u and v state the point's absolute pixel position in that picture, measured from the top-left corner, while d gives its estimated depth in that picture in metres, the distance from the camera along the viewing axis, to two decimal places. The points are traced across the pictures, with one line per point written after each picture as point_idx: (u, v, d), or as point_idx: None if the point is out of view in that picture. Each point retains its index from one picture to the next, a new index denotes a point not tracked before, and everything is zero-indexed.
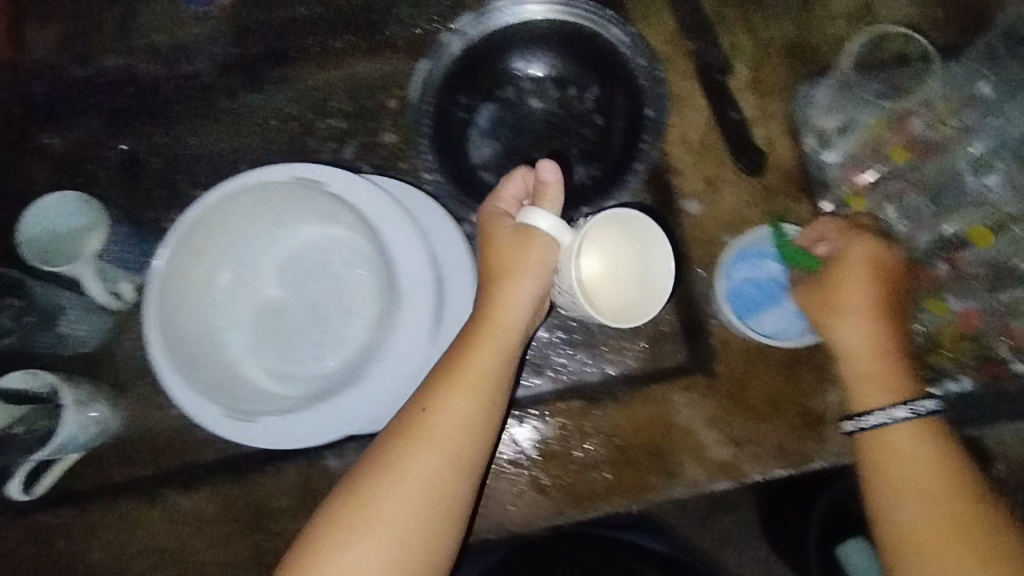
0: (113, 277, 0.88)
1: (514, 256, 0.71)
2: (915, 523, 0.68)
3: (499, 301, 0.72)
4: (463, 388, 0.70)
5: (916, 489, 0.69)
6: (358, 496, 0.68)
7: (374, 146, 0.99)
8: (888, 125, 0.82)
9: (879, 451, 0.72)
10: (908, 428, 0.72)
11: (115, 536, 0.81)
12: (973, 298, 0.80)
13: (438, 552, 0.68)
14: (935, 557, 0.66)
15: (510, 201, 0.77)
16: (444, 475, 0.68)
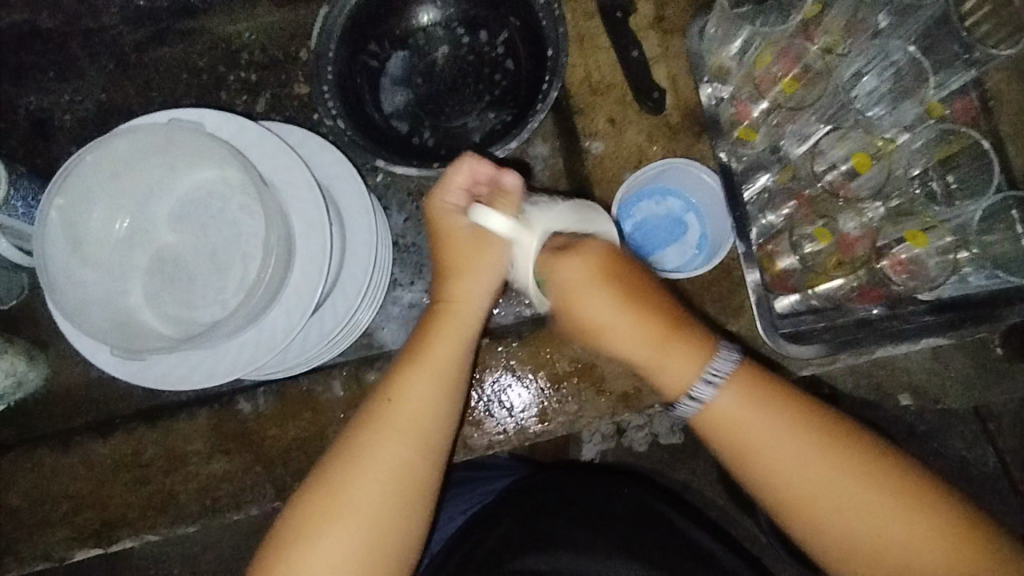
0: (20, 234, 0.85)
1: (475, 250, 0.65)
2: (768, 457, 0.63)
3: (462, 288, 0.67)
4: (427, 372, 0.66)
5: (757, 445, 0.63)
6: (322, 494, 0.62)
7: (283, 97, 0.98)
8: (774, 52, 0.80)
9: (717, 430, 0.65)
10: (718, 396, 0.64)
11: (33, 484, 0.83)
12: (856, 222, 0.79)
13: (403, 545, 0.63)
14: (810, 483, 0.62)
15: (458, 194, 0.66)
16: (409, 460, 0.63)
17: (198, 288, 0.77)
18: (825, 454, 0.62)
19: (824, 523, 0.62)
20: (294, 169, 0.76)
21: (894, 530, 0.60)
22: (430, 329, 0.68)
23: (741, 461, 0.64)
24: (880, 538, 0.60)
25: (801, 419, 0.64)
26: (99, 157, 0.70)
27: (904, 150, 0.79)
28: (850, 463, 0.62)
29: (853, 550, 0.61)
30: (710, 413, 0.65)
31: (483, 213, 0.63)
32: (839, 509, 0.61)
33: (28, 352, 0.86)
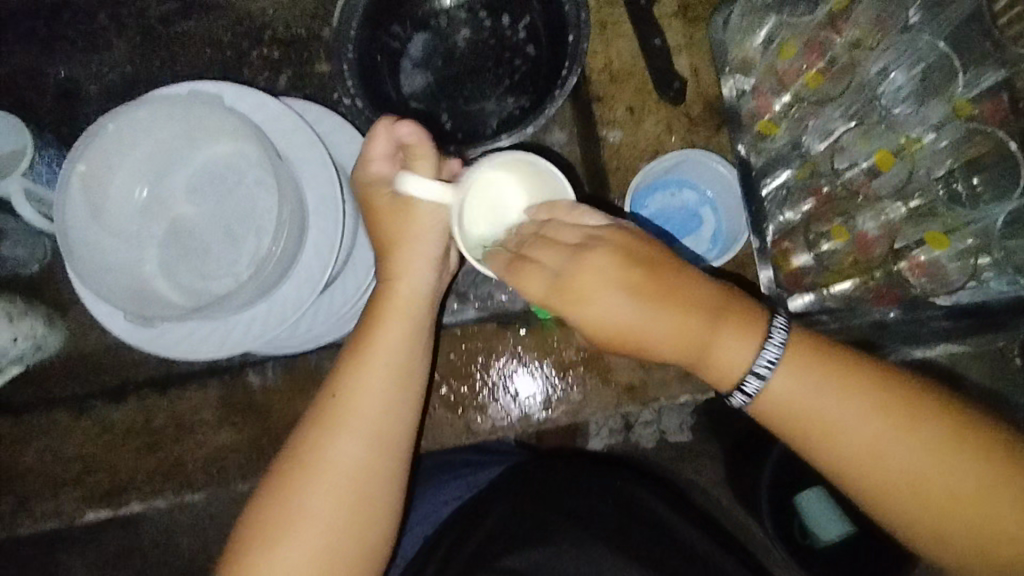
0: (44, 201, 0.86)
1: (406, 231, 0.65)
2: (834, 426, 0.60)
3: (400, 273, 0.67)
4: (378, 364, 0.65)
5: (823, 420, 0.60)
6: (282, 492, 0.63)
7: (304, 75, 0.98)
8: (798, 45, 0.80)
9: (775, 409, 0.62)
10: (786, 372, 0.61)
11: (47, 445, 0.85)
12: (875, 222, 0.79)
13: (369, 537, 0.64)
14: (875, 442, 0.60)
15: (381, 161, 0.65)
16: (364, 453, 0.64)
17: (211, 260, 0.78)
18: (870, 405, 0.60)
19: (871, 467, 0.60)
20: (309, 146, 0.77)
21: (957, 474, 0.59)
22: (376, 320, 0.67)
23: (801, 438, 0.62)
24: (931, 480, 0.59)
25: (846, 377, 0.61)
26: (121, 127, 0.71)
27: (928, 149, 0.76)
28: (908, 417, 0.59)
29: (910, 493, 0.59)
30: (769, 399, 0.62)
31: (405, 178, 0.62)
32: (899, 465, 0.59)
33: (47, 315, 0.89)
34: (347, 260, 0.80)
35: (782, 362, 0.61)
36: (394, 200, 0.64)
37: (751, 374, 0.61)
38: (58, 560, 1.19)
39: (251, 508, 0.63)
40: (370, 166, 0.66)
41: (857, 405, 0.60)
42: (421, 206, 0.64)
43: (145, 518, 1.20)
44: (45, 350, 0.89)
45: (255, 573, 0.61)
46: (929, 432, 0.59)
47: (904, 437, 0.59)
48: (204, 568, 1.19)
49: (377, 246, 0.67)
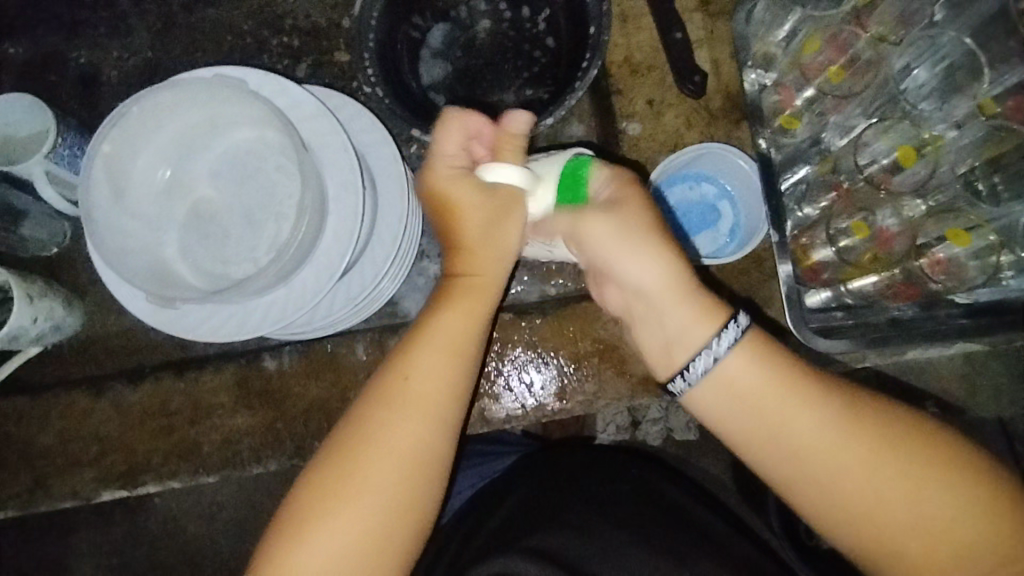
0: (68, 183, 0.87)
1: (489, 220, 0.61)
2: (777, 427, 0.57)
3: (478, 257, 0.63)
4: (443, 349, 0.63)
5: (767, 426, 0.58)
6: (335, 472, 0.61)
7: (323, 65, 0.99)
8: (822, 40, 0.80)
9: (719, 403, 0.59)
10: (729, 358, 0.58)
11: (65, 425, 0.86)
12: (895, 218, 0.80)
13: (417, 526, 0.62)
14: (807, 457, 0.57)
15: (455, 152, 0.62)
16: (425, 438, 0.62)
17: (231, 244, 0.79)
18: (809, 410, 0.57)
19: (792, 478, 0.58)
20: (331, 132, 0.77)
21: (892, 480, 0.55)
22: (444, 302, 0.64)
23: (746, 444, 0.59)
24: (868, 496, 0.55)
25: (799, 382, 0.58)
26: (145, 108, 0.72)
27: (950, 146, 0.76)
28: (864, 432, 0.56)
29: (868, 513, 0.56)
30: (700, 393, 0.60)
31: (495, 170, 0.60)
32: (851, 480, 0.56)
33: (66, 298, 0.88)
34: (367, 246, 0.81)
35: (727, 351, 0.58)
36: (481, 192, 0.61)
37: (700, 355, 0.59)
38: (69, 542, 1.20)
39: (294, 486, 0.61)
40: (449, 160, 0.62)
41: (794, 412, 0.57)
42: (513, 195, 0.60)
43: (155, 502, 1.21)
44: (64, 331, 0.89)
45: (296, 552, 0.59)
46: (880, 450, 0.56)
47: (854, 452, 0.56)
48: (212, 554, 1.20)
49: (451, 230, 0.64)
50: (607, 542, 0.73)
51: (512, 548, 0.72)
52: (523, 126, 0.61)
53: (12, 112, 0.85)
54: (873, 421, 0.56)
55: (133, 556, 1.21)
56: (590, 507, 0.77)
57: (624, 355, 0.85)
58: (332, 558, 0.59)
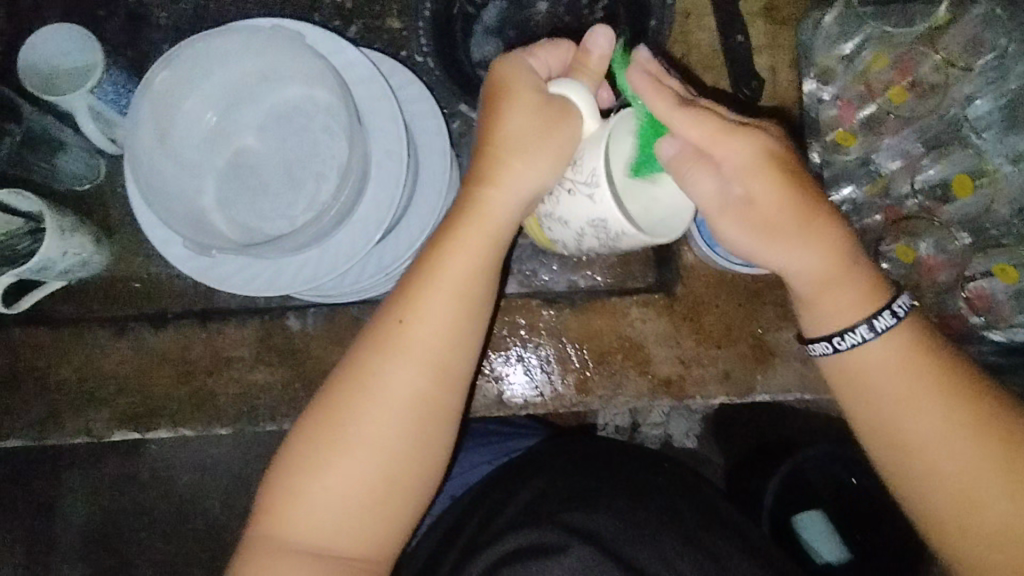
0: (109, 121, 0.86)
1: (532, 137, 0.58)
2: (907, 415, 0.61)
3: (498, 184, 0.61)
4: (448, 285, 0.62)
5: (889, 398, 0.62)
6: (337, 414, 0.62)
7: (372, 28, 0.97)
8: (890, 57, 0.79)
9: (848, 377, 0.63)
10: (880, 343, 0.62)
11: (83, 361, 0.86)
12: (938, 248, 0.78)
13: (419, 470, 0.64)
14: (916, 417, 0.61)
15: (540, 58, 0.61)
16: (425, 384, 0.62)
17: (268, 199, 0.78)
18: (933, 388, 0.61)
19: (900, 431, 0.62)
20: (382, 98, 0.76)
21: (982, 463, 0.60)
22: (451, 237, 0.62)
23: (870, 415, 0.63)
24: (962, 483, 0.60)
25: (931, 376, 0.61)
26: (199, 52, 0.71)
27: (1011, 182, 0.75)
28: (973, 425, 0.60)
29: (938, 478, 0.61)
30: (850, 360, 0.63)
31: (562, 84, 0.58)
32: (946, 469, 0.60)
33: (96, 234, 0.88)
34: (403, 217, 0.80)
35: (886, 334, 0.61)
36: (537, 97, 0.58)
37: (854, 330, 0.61)
38: (63, 478, 1.21)
39: (302, 421, 0.64)
40: (520, 57, 0.62)
41: (917, 375, 0.61)
42: (570, 117, 0.57)
43: (151, 448, 1.21)
44: (90, 268, 0.88)
45: (304, 490, 0.61)
46: (975, 437, 0.60)
47: (956, 439, 0.60)
48: (205, 504, 1.21)
49: (483, 145, 0.61)
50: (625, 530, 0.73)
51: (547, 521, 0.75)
52: (605, 51, 0.58)
53: (60, 43, 0.83)
54: (982, 420, 0.61)
55: (125, 499, 1.21)
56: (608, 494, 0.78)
57: (647, 355, 0.84)
58: (340, 492, 0.62)
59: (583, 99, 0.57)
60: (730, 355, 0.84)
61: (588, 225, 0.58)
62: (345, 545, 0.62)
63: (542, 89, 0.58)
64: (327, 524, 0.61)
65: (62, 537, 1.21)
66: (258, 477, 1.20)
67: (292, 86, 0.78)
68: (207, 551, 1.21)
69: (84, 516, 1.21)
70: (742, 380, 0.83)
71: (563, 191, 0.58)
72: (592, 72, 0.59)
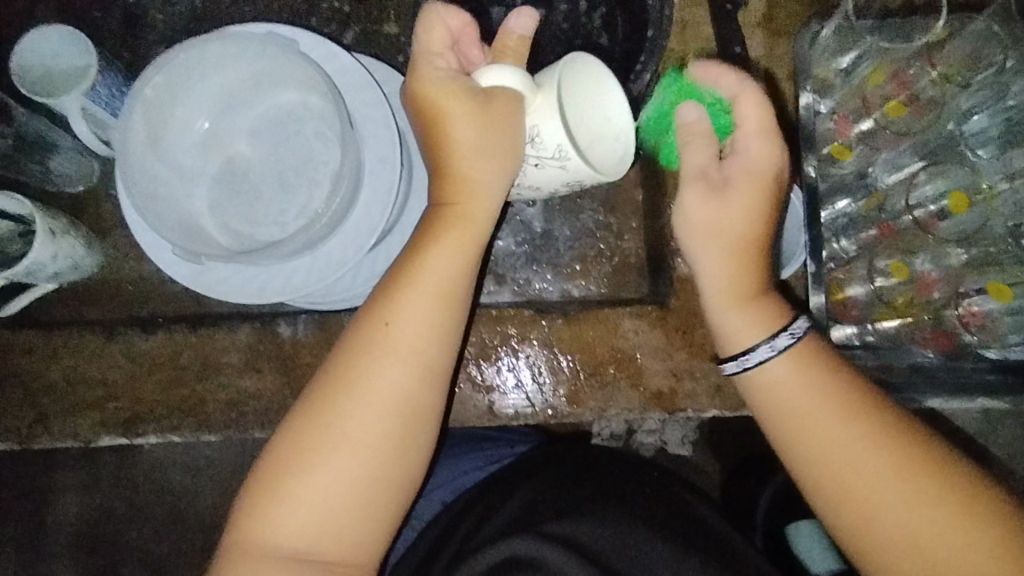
0: (102, 124, 0.85)
1: (484, 139, 0.61)
2: (815, 443, 0.65)
3: (468, 187, 0.64)
4: (430, 285, 0.64)
5: (797, 413, 0.66)
6: (320, 419, 0.62)
7: (369, 33, 0.96)
8: (887, 72, 0.78)
9: (762, 394, 0.68)
10: (778, 361, 0.67)
11: (72, 365, 0.86)
12: (934, 264, 0.78)
13: (401, 468, 0.64)
14: (825, 445, 0.64)
15: (442, 53, 0.63)
16: (407, 384, 0.63)
17: (261, 206, 0.77)
18: (834, 415, 0.65)
19: (820, 469, 0.65)
20: (375, 106, 0.75)
21: (901, 493, 0.62)
22: (432, 238, 0.64)
23: (782, 434, 0.67)
24: (897, 526, 0.61)
25: (836, 388, 0.66)
26: (191, 59, 0.70)
27: (1008, 199, 0.76)
28: (882, 450, 0.63)
29: (869, 523, 0.62)
30: (757, 380, 0.68)
31: (493, 71, 0.60)
32: (862, 480, 0.63)
33: (87, 238, 0.87)
34: (396, 225, 0.80)
35: (783, 351, 0.67)
36: (475, 101, 0.60)
37: (760, 347, 0.67)
38: (54, 479, 1.21)
39: (283, 426, 0.64)
40: (434, 58, 0.63)
41: (818, 399, 0.65)
42: (507, 100, 0.60)
43: (142, 451, 1.20)
44: (81, 272, 0.87)
45: (287, 492, 0.62)
46: (894, 468, 0.62)
47: (869, 467, 0.63)
48: (195, 507, 1.20)
49: (435, 158, 0.65)
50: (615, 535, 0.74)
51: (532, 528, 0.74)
52: (526, 31, 0.63)
53: (52, 44, 0.83)
54: (877, 422, 0.64)
55: (115, 500, 1.21)
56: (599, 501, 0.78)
57: (640, 366, 0.84)
58: (323, 493, 0.62)
59: (516, 82, 0.60)
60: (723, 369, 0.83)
61: (562, 186, 0.65)
62: (328, 548, 0.62)
63: (474, 86, 0.61)
64: (311, 526, 0.62)
65: (52, 538, 1.21)
66: (249, 480, 1.20)
67: (286, 93, 0.77)
68: (197, 555, 1.21)
69: (74, 518, 1.21)
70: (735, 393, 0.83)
71: (529, 166, 0.64)
72: (513, 54, 0.63)
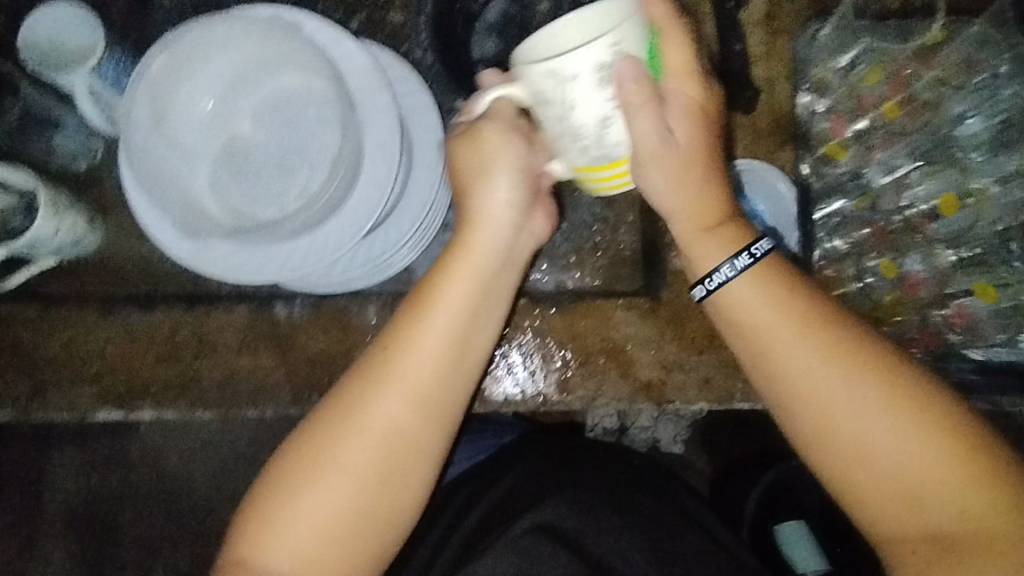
0: (107, 101, 0.87)
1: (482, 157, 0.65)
2: (786, 365, 0.64)
3: (477, 219, 0.66)
4: (439, 323, 0.65)
5: (779, 347, 0.64)
6: (324, 447, 0.63)
7: (372, 21, 0.95)
8: (885, 73, 0.80)
9: (727, 317, 0.66)
10: (749, 279, 0.65)
11: (71, 338, 0.87)
12: (923, 264, 0.79)
13: (400, 498, 0.64)
14: (799, 373, 0.63)
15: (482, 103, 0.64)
16: (409, 418, 0.64)
17: (261, 186, 0.78)
18: (802, 330, 0.64)
19: (795, 400, 0.64)
20: (377, 91, 0.76)
21: (873, 413, 0.62)
22: (443, 270, 0.66)
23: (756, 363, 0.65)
24: (880, 454, 0.62)
25: (812, 311, 0.64)
26: (198, 37, 0.72)
27: (998, 202, 0.75)
28: (846, 362, 0.62)
29: (851, 448, 0.62)
30: (726, 302, 0.66)
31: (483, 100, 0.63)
32: (846, 417, 0.62)
33: (89, 214, 0.88)
34: (393, 209, 0.80)
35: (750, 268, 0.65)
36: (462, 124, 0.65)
37: (719, 270, 0.65)
38: (51, 455, 1.22)
39: (289, 446, 0.64)
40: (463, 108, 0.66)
41: (786, 319, 0.64)
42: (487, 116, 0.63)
43: (139, 429, 1.22)
44: (82, 247, 0.89)
45: (282, 518, 0.62)
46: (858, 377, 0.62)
47: (838, 379, 0.62)
48: (187, 488, 1.22)
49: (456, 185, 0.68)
50: (599, 524, 0.77)
51: (517, 517, 0.77)
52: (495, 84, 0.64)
53: (55, 21, 0.84)
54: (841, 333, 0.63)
55: (110, 478, 1.22)
56: (585, 487, 0.80)
57: (630, 356, 0.85)
58: (322, 517, 0.62)
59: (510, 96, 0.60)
60: (712, 361, 0.84)
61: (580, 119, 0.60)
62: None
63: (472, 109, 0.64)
64: (301, 554, 0.62)
65: (48, 514, 1.22)
66: (241, 463, 1.21)
67: (289, 76, 0.78)
68: (190, 535, 1.22)
69: (70, 495, 1.22)
70: (721, 386, 0.84)
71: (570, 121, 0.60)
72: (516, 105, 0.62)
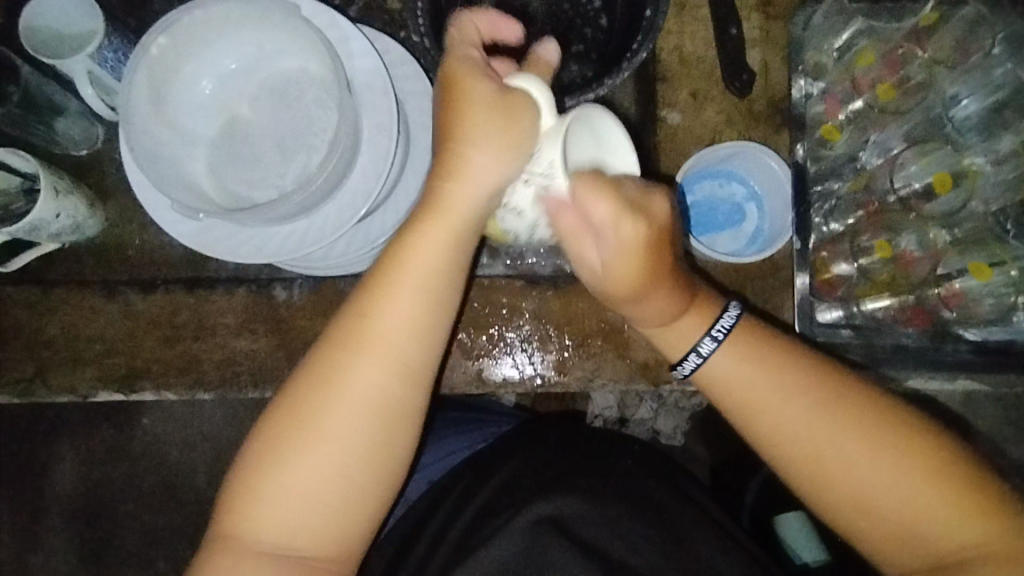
0: (107, 87, 0.87)
1: (492, 124, 0.60)
2: (772, 421, 0.65)
3: (457, 174, 0.62)
4: (413, 285, 0.64)
5: (758, 407, 0.66)
6: (301, 417, 0.63)
7: (373, 8, 0.97)
8: (876, 54, 0.80)
9: (712, 389, 0.68)
10: (723, 352, 0.67)
11: (72, 322, 0.88)
12: (918, 244, 0.80)
13: (381, 469, 0.65)
14: (786, 431, 0.65)
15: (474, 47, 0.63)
16: (385, 384, 0.63)
17: (259, 168, 0.79)
18: (784, 386, 0.65)
19: (787, 451, 0.65)
20: (375, 72, 0.77)
21: (859, 469, 0.63)
22: (415, 233, 0.64)
23: (747, 424, 0.67)
24: (873, 500, 0.63)
25: (788, 371, 0.66)
26: (198, 18, 0.72)
27: (988, 181, 0.76)
28: (832, 413, 0.64)
29: (840, 497, 0.63)
30: (706, 369, 0.68)
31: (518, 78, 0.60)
32: (840, 465, 0.63)
33: (90, 199, 0.89)
34: (393, 191, 0.81)
35: (725, 344, 0.67)
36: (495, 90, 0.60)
37: (695, 351, 0.67)
38: (50, 448, 1.23)
39: (266, 418, 0.64)
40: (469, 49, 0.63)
41: (765, 376, 0.66)
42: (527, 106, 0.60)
43: (139, 420, 1.22)
44: (83, 233, 0.89)
45: (267, 488, 0.63)
46: (845, 429, 0.64)
47: (822, 432, 0.64)
48: (188, 478, 1.22)
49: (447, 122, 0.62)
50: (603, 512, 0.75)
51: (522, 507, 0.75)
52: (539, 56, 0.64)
53: (58, 7, 0.84)
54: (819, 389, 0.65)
55: (110, 469, 1.23)
56: (585, 475, 0.79)
57: (628, 336, 0.85)
58: (307, 490, 0.63)
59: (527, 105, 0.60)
60: None
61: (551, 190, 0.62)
62: (305, 543, 0.63)
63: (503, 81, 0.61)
64: (286, 524, 0.63)
65: (49, 505, 1.23)
66: (241, 451, 1.22)
67: (288, 58, 0.79)
68: (190, 526, 1.22)
69: (70, 487, 1.23)
70: None
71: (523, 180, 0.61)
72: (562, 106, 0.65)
